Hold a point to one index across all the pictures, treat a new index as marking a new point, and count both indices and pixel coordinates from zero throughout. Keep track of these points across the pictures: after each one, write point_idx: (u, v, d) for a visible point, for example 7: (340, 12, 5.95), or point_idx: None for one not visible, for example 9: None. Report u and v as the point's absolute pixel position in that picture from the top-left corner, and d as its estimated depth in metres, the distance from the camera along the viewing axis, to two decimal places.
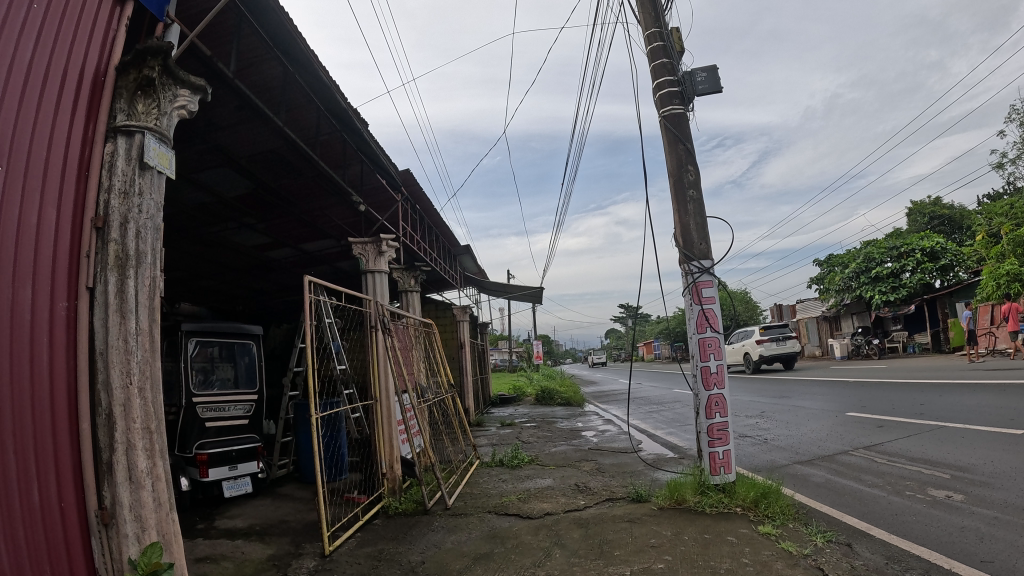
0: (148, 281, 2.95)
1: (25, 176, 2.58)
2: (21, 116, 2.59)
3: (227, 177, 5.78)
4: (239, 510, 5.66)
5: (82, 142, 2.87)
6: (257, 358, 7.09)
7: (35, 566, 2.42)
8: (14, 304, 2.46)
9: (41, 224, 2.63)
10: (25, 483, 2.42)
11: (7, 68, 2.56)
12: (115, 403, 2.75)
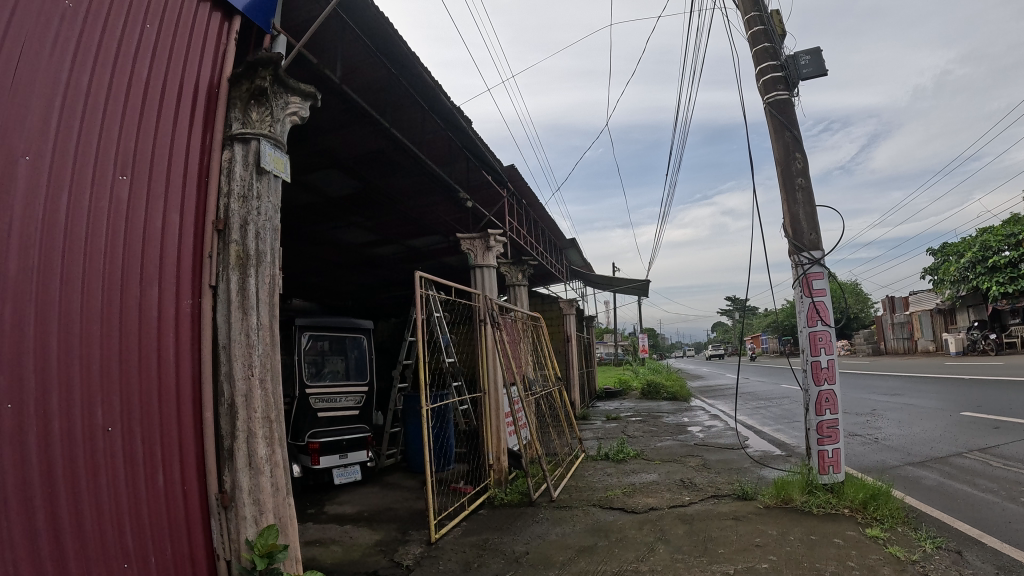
0: (269, 279, 3.11)
1: (149, 184, 2.76)
2: (145, 127, 2.77)
3: (336, 178, 6.00)
4: (348, 497, 5.89)
5: (200, 152, 3.07)
6: (367, 351, 7.33)
7: (157, 544, 2.60)
8: (139, 304, 2.64)
9: (165, 228, 2.81)
10: (152, 470, 2.60)
11: (132, 82, 2.73)
12: (236, 393, 2.92)
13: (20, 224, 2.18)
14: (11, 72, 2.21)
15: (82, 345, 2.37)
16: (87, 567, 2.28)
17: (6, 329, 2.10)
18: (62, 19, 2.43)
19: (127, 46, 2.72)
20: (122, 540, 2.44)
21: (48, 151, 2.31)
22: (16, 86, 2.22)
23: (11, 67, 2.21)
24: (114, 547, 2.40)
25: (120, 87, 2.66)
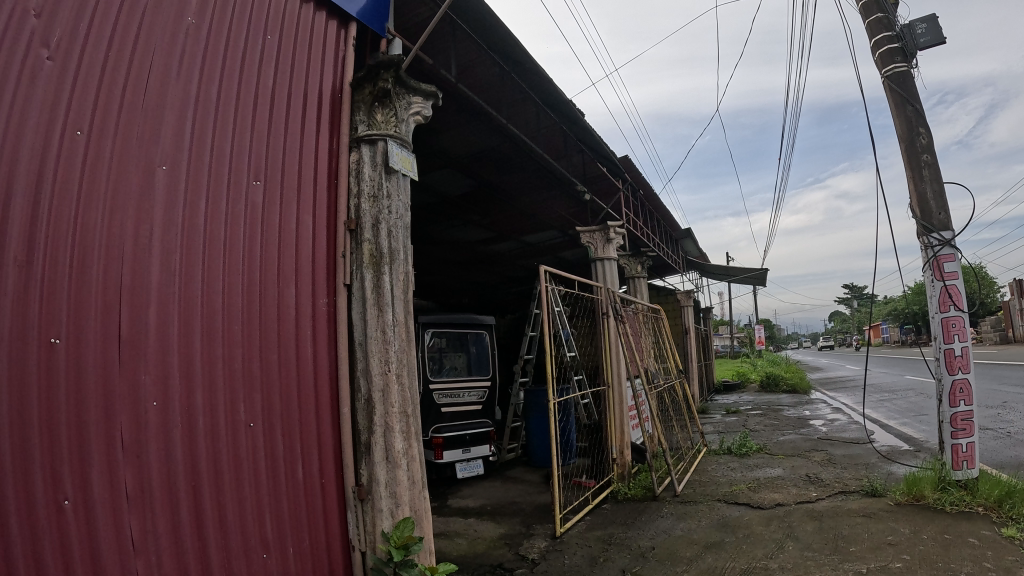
0: (402, 276, 3.17)
1: (281, 188, 2.87)
2: (275, 134, 2.88)
3: (453, 177, 6.09)
4: (471, 491, 5.98)
5: (329, 155, 3.17)
6: (489, 347, 7.39)
7: (297, 534, 2.69)
8: (276, 303, 2.74)
9: (299, 229, 2.91)
10: (292, 462, 2.70)
11: (260, 93, 2.85)
12: (373, 388, 2.99)
13: (160, 230, 2.30)
14: (142, 90, 2.33)
15: (224, 344, 2.49)
16: (229, 555, 2.39)
17: (151, 330, 2.22)
18: (186, 35, 2.54)
19: (251, 54, 2.84)
20: (263, 530, 2.54)
21: (184, 159, 2.43)
22: (147, 102, 2.33)
23: (141, 84, 2.33)
24: (255, 537, 2.50)
25: (247, 96, 2.77)
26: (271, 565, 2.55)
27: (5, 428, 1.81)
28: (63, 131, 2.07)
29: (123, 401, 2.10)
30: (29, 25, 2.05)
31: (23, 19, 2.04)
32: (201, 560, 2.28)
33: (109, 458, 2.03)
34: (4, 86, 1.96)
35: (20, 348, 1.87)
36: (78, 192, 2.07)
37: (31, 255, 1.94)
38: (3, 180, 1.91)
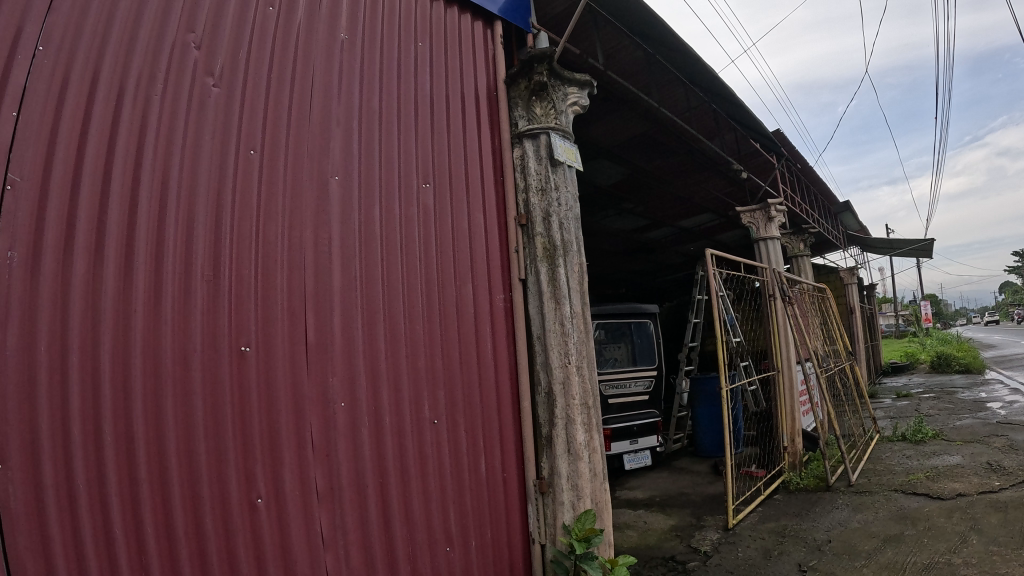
0: (577, 268, 3.14)
1: (452, 189, 2.90)
2: (442, 136, 2.93)
3: (604, 167, 6.04)
4: (639, 482, 5.90)
5: (493, 152, 3.20)
6: (653, 336, 7.04)
7: (478, 525, 2.68)
8: (452, 300, 2.75)
9: (471, 227, 2.95)
10: (475, 458, 2.69)
11: (425, 98, 2.90)
12: (554, 381, 2.98)
13: (339, 238, 2.36)
14: (306, 110, 2.37)
15: (409, 341, 2.52)
16: (415, 550, 2.40)
17: (336, 335, 2.27)
18: (343, 49, 2.57)
19: (405, 66, 2.84)
20: (446, 523, 2.54)
21: (354, 167, 2.48)
22: (313, 122, 2.38)
23: (305, 102, 2.37)
24: (438, 530, 2.50)
25: (411, 103, 2.82)
26: (455, 558, 2.56)
27: (201, 436, 1.88)
28: (236, 152, 2.14)
29: (311, 405, 2.15)
30: (191, 56, 2.08)
31: (186, 51, 2.07)
32: (386, 554, 2.31)
33: (298, 458, 2.08)
34: (177, 115, 2.01)
35: (212, 359, 1.94)
36: (257, 208, 2.14)
37: (217, 270, 2.00)
38: (185, 206, 1.97)
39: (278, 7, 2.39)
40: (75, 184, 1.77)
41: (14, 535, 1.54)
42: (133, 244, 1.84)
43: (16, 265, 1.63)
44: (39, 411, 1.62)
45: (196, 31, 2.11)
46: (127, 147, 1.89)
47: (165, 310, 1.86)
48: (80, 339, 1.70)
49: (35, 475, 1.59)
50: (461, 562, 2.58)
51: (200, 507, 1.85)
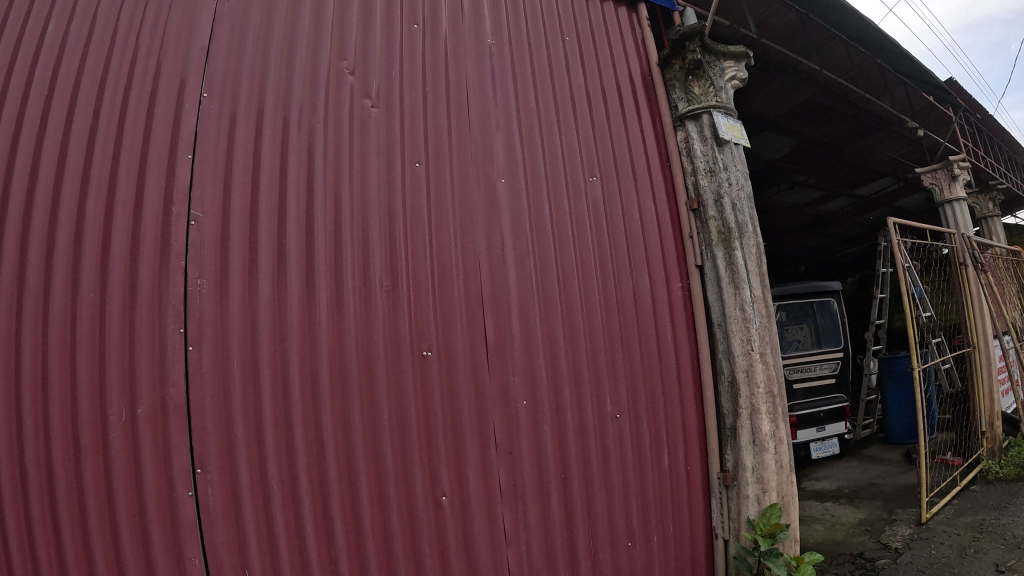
0: (756, 253, 2.36)
1: (619, 182, 2.36)
2: (597, 125, 2.41)
3: (767, 140, 5.72)
4: (825, 472, 5.47)
5: (656, 140, 2.55)
6: (840, 317, 5.93)
7: (661, 526, 2.22)
8: (635, 305, 2.24)
9: (645, 219, 2.36)
10: (663, 453, 2.22)
11: (569, 91, 2.42)
12: (736, 368, 2.27)
13: (511, 241, 2.08)
14: (465, 116, 2.16)
15: (588, 343, 2.13)
16: (596, 543, 2.11)
17: (516, 336, 2.01)
18: (491, 55, 2.31)
19: (555, 62, 2.44)
20: (629, 514, 2.16)
21: (521, 169, 2.17)
22: (473, 130, 2.16)
23: (464, 109, 2.17)
24: (620, 524, 2.15)
25: (565, 100, 2.39)
26: (637, 553, 2.17)
27: (388, 440, 1.85)
28: (402, 166, 2.02)
29: (495, 403, 1.96)
30: (347, 82, 2.06)
31: (341, 80, 2.06)
32: (567, 549, 2.07)
33: (482, 458, 1.94)
34: (342, 138, 1.99)
35: (395, 365, 1.87)
36: (428, 213, 2.00)
37: (396, 279, 1.91)
38: (359, 222, 1.93)
39: (422, 24, 2.26)
40: (253, 210, 1.85)
41: (212, 530, 1.71)
42: (313, 261, 1.85)
43: (205, 292, 1.76)
44: (235, 421, 1.73)
45: (347, 58, 2.09)
46: (297, 175, 1.91)
47: (347, 320, 1.84)
48: (269, 355, 1.77)
49: (232, 479, 1.73)
50: (642, 559, 2.18)
51: (386, 504, 1.85)
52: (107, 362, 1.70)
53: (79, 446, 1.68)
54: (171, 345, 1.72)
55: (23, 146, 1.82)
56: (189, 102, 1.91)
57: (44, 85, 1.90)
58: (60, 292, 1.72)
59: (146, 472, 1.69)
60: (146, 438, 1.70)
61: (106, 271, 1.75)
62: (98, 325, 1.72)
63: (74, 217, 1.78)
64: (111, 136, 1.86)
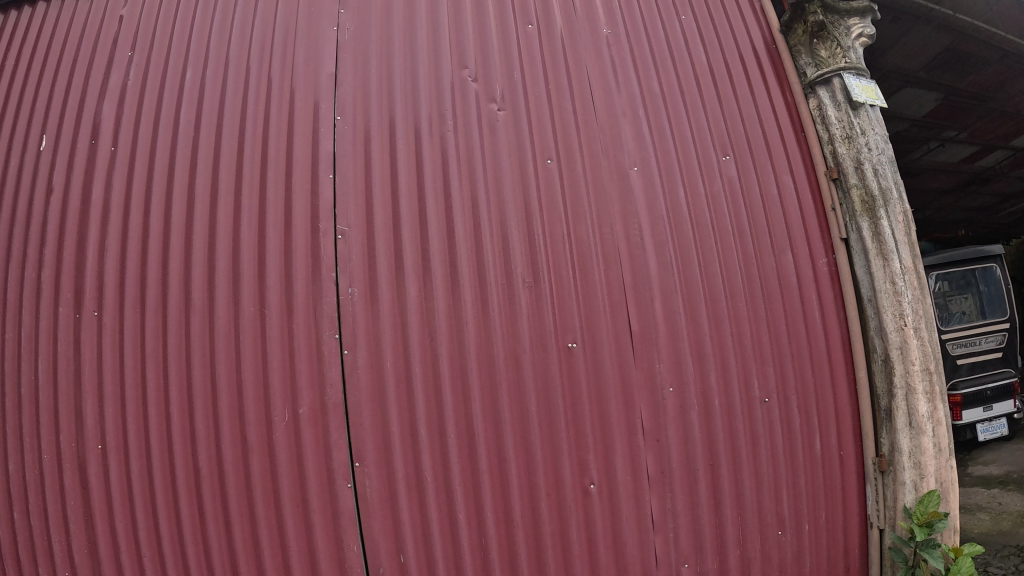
0: (906, 218, 2.14)
1: (755, 158, 2.27)
2: (725, 102, 2.33)
3: (912, 98, 5.29)
4: (992, 456, 5.07)
5: (789, 108, 2.38)
6: (1004, 283, 5.28)
7: (812, 514, 2.12)
8: (782, 285, 2.14)
9: (784, 194, 2.25)
10: (817, 435, 2.12)
11: (691, 70, 2.36)
12: (888, 348, 2.07)
13: (649, 228, 2.03)
14: (591, 105, 2.15)
15: (732, 327, 2.06)
16: (744, 535, 2.06)
17: (660, 325, 1.98)
18: (608, 46, 2.29)
19: (675, 43, 2.40)
20: (779, 507, 2.08)
21: (652, 152, 2.13)
22: (600, 120, 2.13)
23: (589, 102, 2.15)
24: (771, 513, 2.07)
25: (689, 79, 2.34)
26: (787, 543, 2.09)
27: (537, 430, 1.88)
28: (535, 163, 2.03)
29: (640, 389, 1.95)
30: (471, 90, 2.10)
31: (465, 88, 2.11)
32: (714, 534, 2.03)
33: (629, 445, 1.95)
34: (473, 145, 2.02)
35: (541, 359, 1.88)
36: (563, 208, 1.99)
37: (538, 275, 1.91)
38: (497, 223, 1.95)
39: (536, 24, 2.27)
40: (395, 217, 1.93)
41: (370, 519, 1.86)
42: (455, 258, 1.90)
43: (357, 299, 1.86)
44: (390, 417, 1.84)
45: (468, 66, 2.15)
46: (434, 182, 1.97)
47: (493, 316, 1.88)
48: (419, 353, 1.85)
49: (389, 471, 1.85)
50: (793, 550, 2.10)
51: (535, 492, 1.90)
52: (270, 368, 1.87)
53: (247, 445, 1.89)
54: (328, 351, 1.85)
55: (200, 181, 2.06)
56: (325, 126, 2.05)
57: (191, 124, 2.16)
58: (223, 308, 1.93)
59: (309, 466, 1.86)
60: (309, 436, 1.85)
61: (264, 285, 1.91)
62: (259, 334, 1.90)
63: (231, 240, 1.98)
64: (257, 163, 2.05)
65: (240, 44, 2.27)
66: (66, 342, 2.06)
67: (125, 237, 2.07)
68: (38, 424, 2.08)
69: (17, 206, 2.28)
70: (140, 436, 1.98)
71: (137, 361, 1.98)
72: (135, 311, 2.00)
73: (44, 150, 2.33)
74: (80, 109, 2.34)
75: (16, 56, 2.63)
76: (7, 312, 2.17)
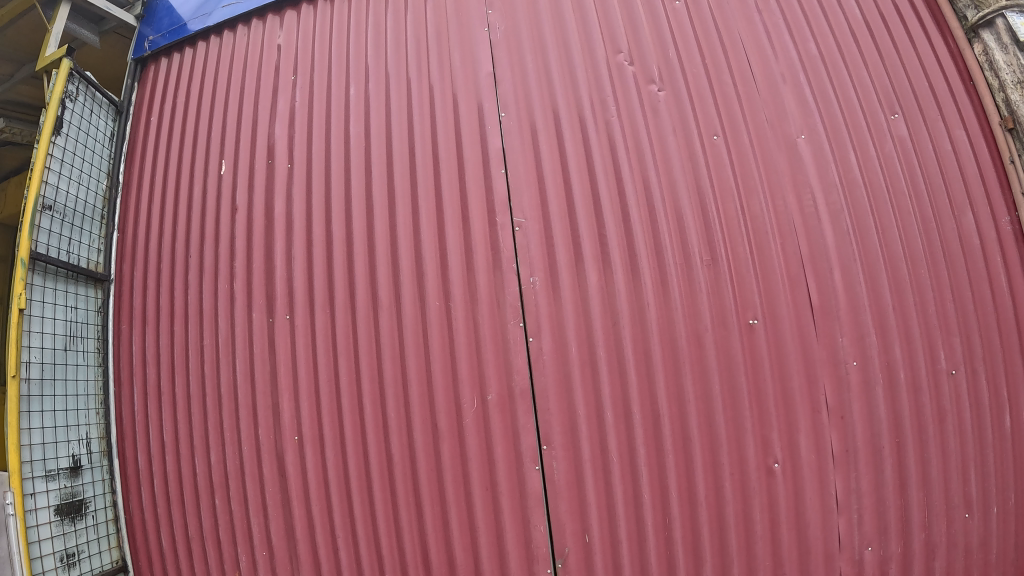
0: None
1: (925, 115, 2.18)
2: (886, 56, 2.26)
3: None
4: None
5: (956, 55, 2.26)
6: None
7: (1000, 496, 1.96)
8: (965, 246, 2.03)
9: (959, 151, 2.13)
10: (1006, 412, 1.96)
11: (848, 29, 2.31)
12: None
13: (822, 196, 2.01)
14: (751, 81, 2.17)
15: (915, 291, 1.98)
16: (932, 518, 1.95)
17: (841, 298, 1.93)
18: (760, 13, 2.29)
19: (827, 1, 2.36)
20: (966, 487, 1.95)
21: (818, 119, 2.11)
22: (761, 92, 2.15)
23: (747, 72, 2.19)
24: (957, 494, 1.95)
25: (846, 38, 2.29)
26: (975, 526, 1.96)
27: (721, 409, 1.90)
28: (701, 141, 2.08)
29: (824, 365, 1.91)
30: (628, 73, 2.17)
31: (622, 72, 2.17)
32: (901, 516, 1.95)
33: (813, 423, 1.91)
34: (639, 131, 2.09)
35: (723, 336, 1.90)
36: (735, 184, 2.02)
37: (715, 253, 1.95)
38: (671, 204, 2.01)
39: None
40: (570, 206, 2.02)
41: (556, 500, 1.92)
42: (634, 243, 1.97)
43: (538, 288, 1.94)
44: (577, 401, 1.91)
45: (623, 50, 2.21)
46: (604, 169, 2.05)
47: (674, 298, 1.93)
48: (604, 336, 1.92)
49: (575, 452, 1.92)
50: (979, 534, 1.96)
51: (719, 472, 1.90)
52: (458, 357, 1.97)
53: (438, 431, 1.99)
54: (514, 340, 1.94)
55: (377, 184, 2.18)
56: (491, 123, 2.14)
57: (361, 136, 2.28)
58: (410, 306, 2.04)
59: (498, 449, 1.94)
60: (497, 420, 1.94)
61: (447, 278, 2.02)
62: (445, 328, 2.00)
63: (411, 239, 2.09)
64: (429, 168, 2.14)
65: (396, 55, 2.37)
66: (261, 345, 2.22)
67: (309, 242, 2.22)
68: (237, 419, 2.25)
69: (205, 226, 2.45)
70: (335, 427, 2.12)
71: (330, 358, 2.12)
72: (325, 312, 2.14)
73: (225, 174, 2.48)
74: (254, 132, 2.47)
75: (189, 88, 2.82)
76: (205, 324, 2.34)
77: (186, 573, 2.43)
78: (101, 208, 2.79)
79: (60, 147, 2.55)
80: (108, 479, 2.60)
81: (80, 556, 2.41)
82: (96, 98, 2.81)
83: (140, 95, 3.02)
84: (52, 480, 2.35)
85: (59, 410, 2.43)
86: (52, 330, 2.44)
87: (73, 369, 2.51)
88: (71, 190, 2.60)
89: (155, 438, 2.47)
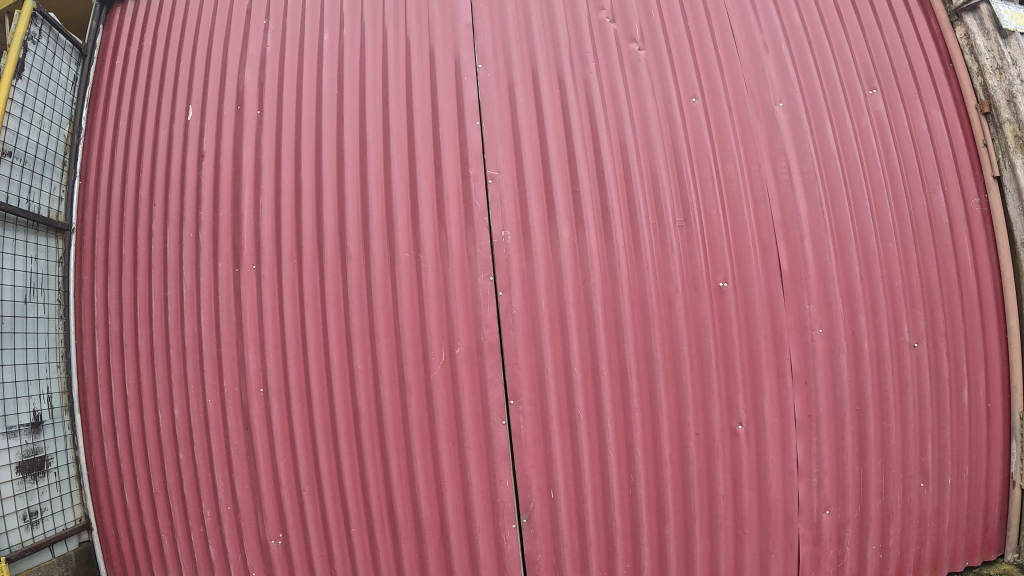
0: None
1: (902, 91, 2.19)
2: (868, 30, 2.26)
3: None
4: None
5: (936, 36, 2.30)
6: None
7: (956, 469, 2.08)
8: (934, 224, 2.07)
9: (934, 130, 2.16)
10: (964, 387, 2.06)
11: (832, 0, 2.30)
12: None
13: (798, 166, 2.01)
14: (734, 47, 2.16)
15: (883, 262, 2.00)
16: (887, 487, 2.02)
17: (810, 265, 1.94)
18: None
19: None
20: (922, 457, 2.04)
21: (798, 89, 2.10)
22: (743, 59, 2.15)
23: (729, 37, 2.17)
24: (914, 464, 2.03)
25: (829, 8, 2.28)
26: (928, 496, 2.06)
27: (688, 370, 1.90)
28: (679, 102, 2.06)
29: (790, 331, 1.92)
30: (610, 31, 2.14)
31: (603, 30, 2.15)
32: (858, 482, 2.00)
33: (777, 386, 1.92)
34: (617, 89, 2.07)
35: (692, 298, 1.91)
36: (712, 149, 2.01)
37: (689, 215, 1.95)
38: (646, 163, 2.00)
39: None
40: (545, 161, 1.99)
41: (522, 457, 1.92)
42: (608, 201, 1.96)
43: (510, 242, 1.92)
44: (545, 358, 1.90)
45: (605, 7, 2.18)
46: (581, 125, 2.03)
47: (646, 258, 1.92)
48: (574, 292, 1.91)
49: (542, 408, 1.92)
50: (933, 503, 2.07)
51: (684, 432, 1.92)
52: (427, 312, 1.95)
53: (404, 385, 1.98)
54: (484, 293, 1.92)
55: (350, 133, 2.14)
56: (468, 75, 2.10)
57: (335, 83, 2.23)
58: (380, 259, 2.01)
59: (465, 404, 1.93)
60: (465, 376, 1.92)
61: (418, 231, 1.99)
62: (415, 281, 1.97)
63: (383, 190, 2.06)
64: (404, 119, 2.11)
65: (374, 4, 2.31)
66: (226, 295, 2.16)
67: (277, 191, 2.16)
68: (201, 371, 2.21)
69: (172, 173, 2.39)
70: (301, 381, 2.09)
71: (296, 310, 2.09)
72: (292, 262, 2.10)
73: (192, 119, 2.41)
74: (223, 77, 2.40)
75: (157, 31, 2.73)
76: (169, 273, 2.28)
77: (150, 527, 2.41)
78: (63, 153, 2.71)
79: (21, 90, 2.47)
80: (69, 435, 2.55)
81: (42, 514, 2.38)
82: (59, 40, 2.72)
83: (105, 38, 2.92)
84: (13, 437, 2.30)
85: (19, 363, 2.36)
86: (12, 282, 2.37)
87: (33, 322, 2.44)
88: (32, 135, 2.51)
89: (117, 391, 2.41)
